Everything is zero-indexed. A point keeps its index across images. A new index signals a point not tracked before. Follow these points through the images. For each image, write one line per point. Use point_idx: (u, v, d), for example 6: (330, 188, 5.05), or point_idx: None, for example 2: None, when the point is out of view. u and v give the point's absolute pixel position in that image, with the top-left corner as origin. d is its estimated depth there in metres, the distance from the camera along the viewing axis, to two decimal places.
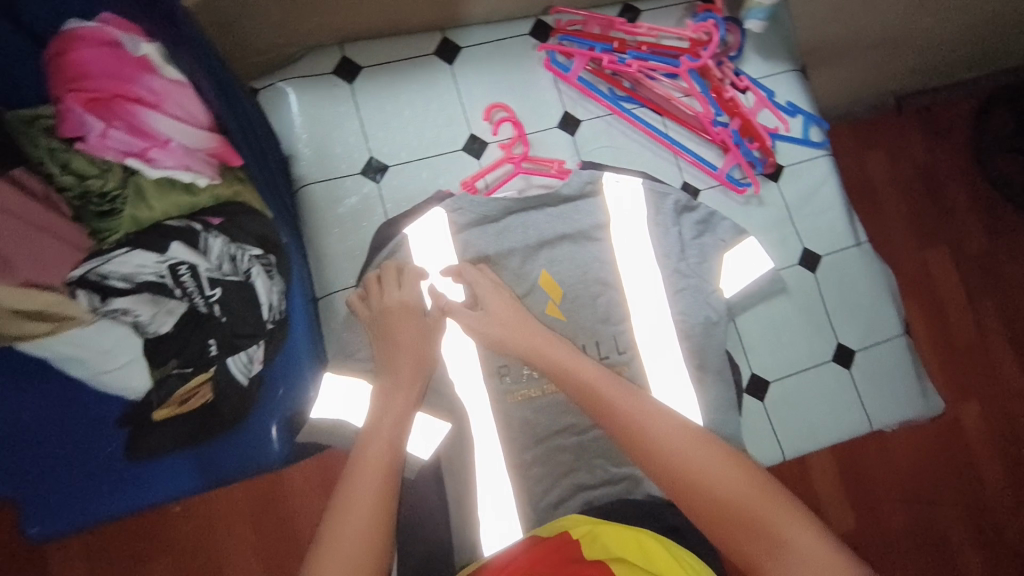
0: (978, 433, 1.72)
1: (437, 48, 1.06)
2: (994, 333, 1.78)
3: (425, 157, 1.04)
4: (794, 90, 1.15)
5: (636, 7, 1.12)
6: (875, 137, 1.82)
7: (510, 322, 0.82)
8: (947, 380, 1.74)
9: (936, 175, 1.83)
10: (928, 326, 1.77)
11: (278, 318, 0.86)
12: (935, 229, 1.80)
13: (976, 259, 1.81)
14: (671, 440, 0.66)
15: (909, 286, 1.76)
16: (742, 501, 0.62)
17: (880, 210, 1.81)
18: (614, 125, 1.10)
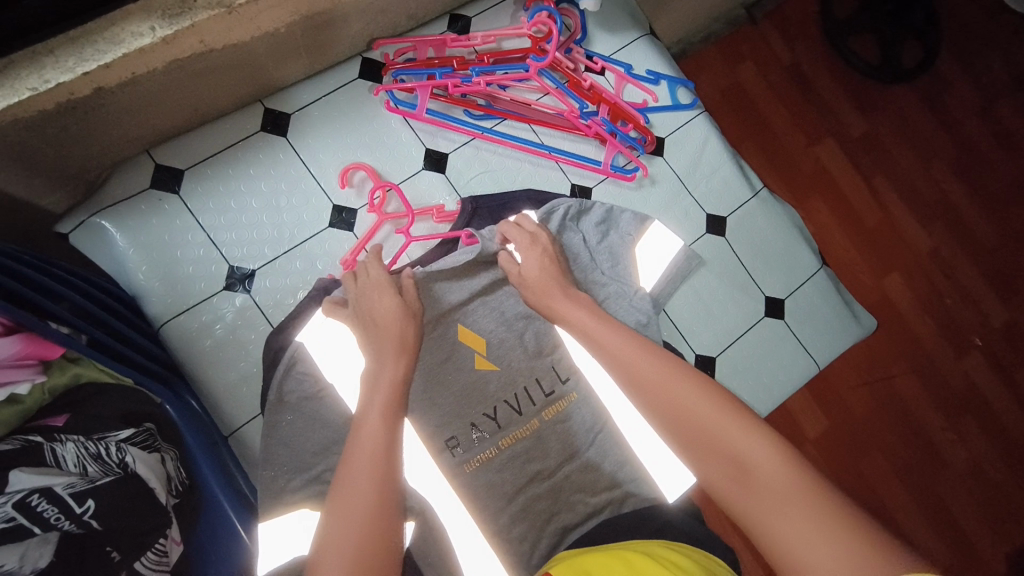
0: (908, 304, 1.82)
1: (263, 122, 0.94)
2: (895, 206, 1.89)
3: (294, 246, 0.92)
4: (649, 56, 1.12)
5: (464, 15, 1.05)
6: (741, 52, 1.88)
7: (546, 283, 0.83)
8: (870, 264, 1.83)
9: (805, 73, 1.92)
10: (839, 220, 1.84)
11: (183, 487, 0.76)
12: (818, 124, 1.89)
13: (859, 145, 1.91)
14: (637, 360, 0.65)
15: (811, 182, 1.85)
16: (700, 412, 0.58)
17: (764, 125, 1.86)
18: (482, 148, 1.02)
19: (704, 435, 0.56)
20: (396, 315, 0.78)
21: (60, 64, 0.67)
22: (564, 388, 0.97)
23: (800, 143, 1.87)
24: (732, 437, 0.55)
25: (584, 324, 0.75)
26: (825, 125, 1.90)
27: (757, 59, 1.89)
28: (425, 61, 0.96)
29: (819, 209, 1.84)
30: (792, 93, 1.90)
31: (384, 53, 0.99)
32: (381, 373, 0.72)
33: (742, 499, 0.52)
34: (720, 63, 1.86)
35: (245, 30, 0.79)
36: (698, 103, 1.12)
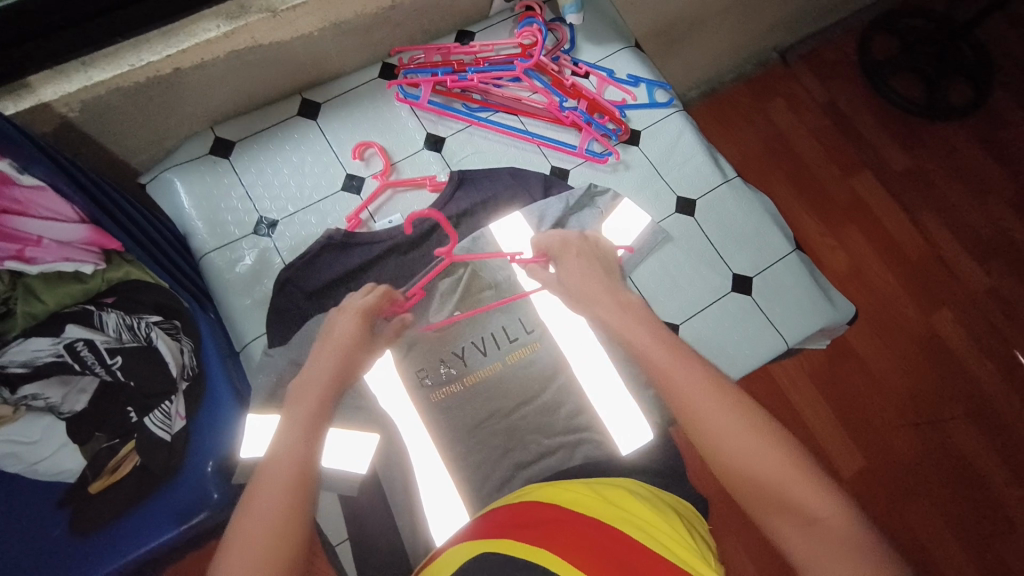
0: (948, 325, 1.92)
1: (299, 109, 1.18)
2: (944, 239, 2.04)
3: (312, 203, 1.14)
4: (632, 63, 1.27)
5: (470, 31, 1.26)
6: (774, 89, 2.23)
7: (587, 280, 0.91)
8: (918, 300, 1.95)
9: (843, 110, 2.22)
10: (880, 254, 2.01)
11: (193, 374, 0.95)
12: (856, 159, 2.15)
13: (900, 177, 2.13)
14: (703, 405, 0.66)
15: (849, 208, 2.07)
16: (776, 471, 0.61)
17: (796, 158, 2.14)
18: (475, 134, 1.20)
19: (777, 492, 0.60)
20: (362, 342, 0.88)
21: (152, 49, 0.96)
22: (529, 337, 1.07)
23: (835, 175, 2.12)
24: (801, 494, 0.59)
25: (642, 344, 0.77)
26: (863, 159, 2.15)
27: (790, 99, 2.22)
28: (431, 62, 1.18)
29: (852, 233, 2.04)
30: (831, 128, 2.19)
31: (400, 58, 1.22)
32: (314, 372, 0.80)
33: (807, 547, 0.58)
34: (751, 101, 2.21)
35: (286, 32, 1.05)
36: (675, 103, 1.25)
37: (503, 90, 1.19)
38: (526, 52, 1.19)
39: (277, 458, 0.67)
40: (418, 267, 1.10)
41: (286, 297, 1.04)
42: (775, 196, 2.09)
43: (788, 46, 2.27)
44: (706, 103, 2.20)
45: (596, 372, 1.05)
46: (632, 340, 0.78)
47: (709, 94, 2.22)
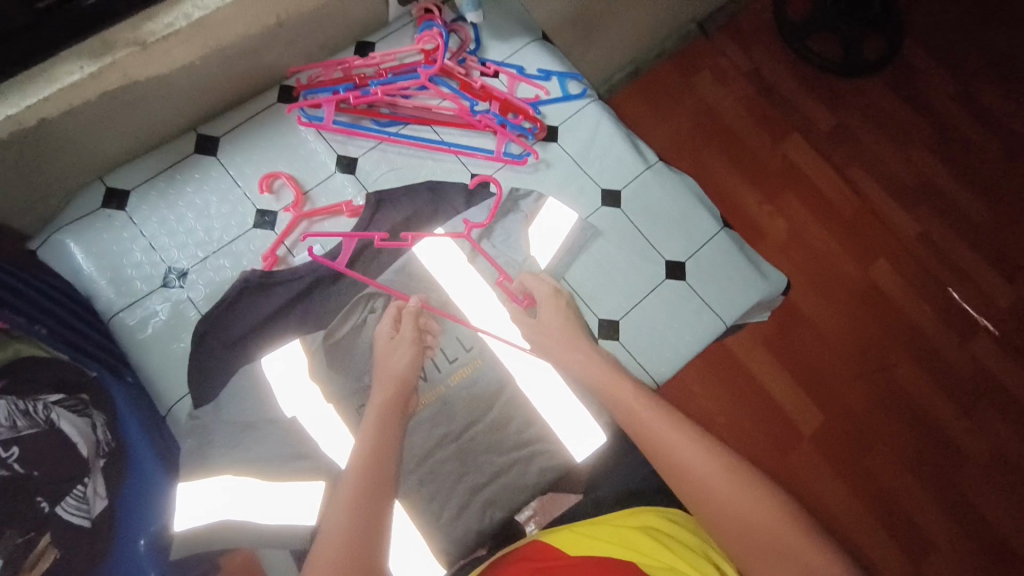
0: (886, 276, 1.99)
1: (196, 146, 1.10)
2: (873, 191, 2.11)
3: (223, 245, 1.07)
4: (541, 56, 1.24)
5: (369, 41, 1.20)
6: (697, 63, 2.25)
7: (564, 333, 0.97)
8: (853, 252, 2.01)
9: (765, 75, 2.26)
10: (814, 212, 2.07)
11: (110, 449, 0.88)
12: (783, 121, 2.19)
13: (825, 136, 2.18)
14: (703, 470, 0.77)
15: (781, 172, 2.12)
16: (739, 506, 0.74)
17: (726, 128, 2.17)
18: (388, 150, 1.15)
19: (739, 525, 0.73)
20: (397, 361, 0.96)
21: (9, 101, 0.86)
22: (468, 355, 1.04)
23: (765, 142, 2.17)
24: (796, 546, 0.70)
25: (624, 397, 0.88)
26: (790, 122, 2.20)
27: (714, 71, 2.25)
28: (331, 80, 1.13)
29: (787, 197, 2.09)
30: (755, 96, 2.23)
31: (298, 78, 1.15)
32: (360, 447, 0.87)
33: None
34: (677, 78, 2.23)
35: (163, 65, 0.96)
36: (590, 93, 1.22)
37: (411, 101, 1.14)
38: (428, 59, 1.14)
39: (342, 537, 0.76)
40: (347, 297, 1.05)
41: (205, 350, 0.99)
42: (710, 170, 2.12)
43: (706, 17, 2.28)
44: (636, 86, 2.22)
45: (537, 379, 1.03)
46: (619, 399, 0.88)
47: (636, 74, 2.23)
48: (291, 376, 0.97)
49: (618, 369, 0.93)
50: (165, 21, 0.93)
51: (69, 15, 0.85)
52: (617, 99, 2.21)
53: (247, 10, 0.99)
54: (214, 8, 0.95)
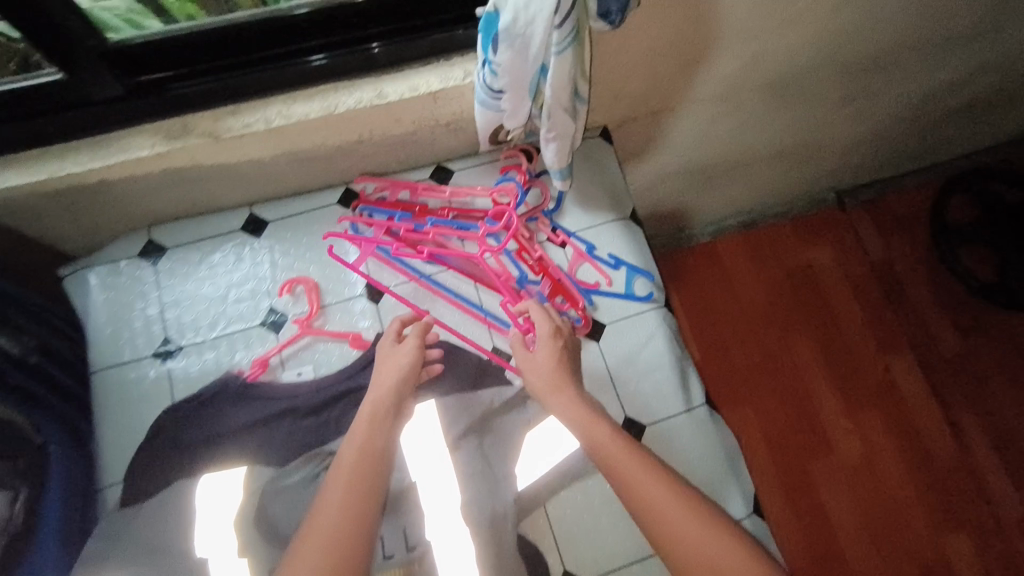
0: (960, 549, 1.70)
1: (243, 223, 1.08)
2: (981, 450, 1.79)
3: (228, 331, 1.02)
4: (617, 240, 1.11)
5: (447, 167, 1.13)
6: (821, 235, 2.01)
7: (557, 373, 0.91)
8: (926, 514, 1.73)
9: (895, 271, 1.98)
10: (896, 449, 1.80)
11: (19, 528, 0.86)
12: (898, 334, 1.91)
13: (947, 369, 1.87)
14: (673, 518, 0.76)
15: (873, 393, 1.85)
16: (716, 557, 0.73)
17: (828, 317, 1.93)
18: (418, 291, 1.07)
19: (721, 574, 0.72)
20: (395, 362, 0.91)
21: (76, 159, 0.88)
22: (407, 555, 0.90)
23: (871, 354, 1.90)
24: None
25: (597, 437, 0.84)
26: (909, 342, 1.90)
27: (840, 260, 2.00)
28: (392, 203, 1.07)
29: (873, 425, 1.82)
30: (879, 299, 1.95)
31: (363, 189, 1.11)
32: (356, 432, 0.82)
33: None
34: (792, 243, 2.01)
35: (231, 155, 0.94)
36: (655, 298, 1.08)
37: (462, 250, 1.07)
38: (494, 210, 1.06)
39: (328, 521, 0.72)
40: (310, 437, 0.97)
41: (155, 444, 0.94)
42: (796, 366, 1.88)
43: (850, 190, 2.03)
44: (749, 245, 2.01)
45: None
46: (593, 437, 0.84)
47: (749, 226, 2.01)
48: (225, 504, 0.90)
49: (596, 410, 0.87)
50: (244, 121, 0.90)
51: (158, 95, 0.87)
52: (722, 255, 2.00)
53: (330, 126, 0.94)
54: (296, 120, 0.91)
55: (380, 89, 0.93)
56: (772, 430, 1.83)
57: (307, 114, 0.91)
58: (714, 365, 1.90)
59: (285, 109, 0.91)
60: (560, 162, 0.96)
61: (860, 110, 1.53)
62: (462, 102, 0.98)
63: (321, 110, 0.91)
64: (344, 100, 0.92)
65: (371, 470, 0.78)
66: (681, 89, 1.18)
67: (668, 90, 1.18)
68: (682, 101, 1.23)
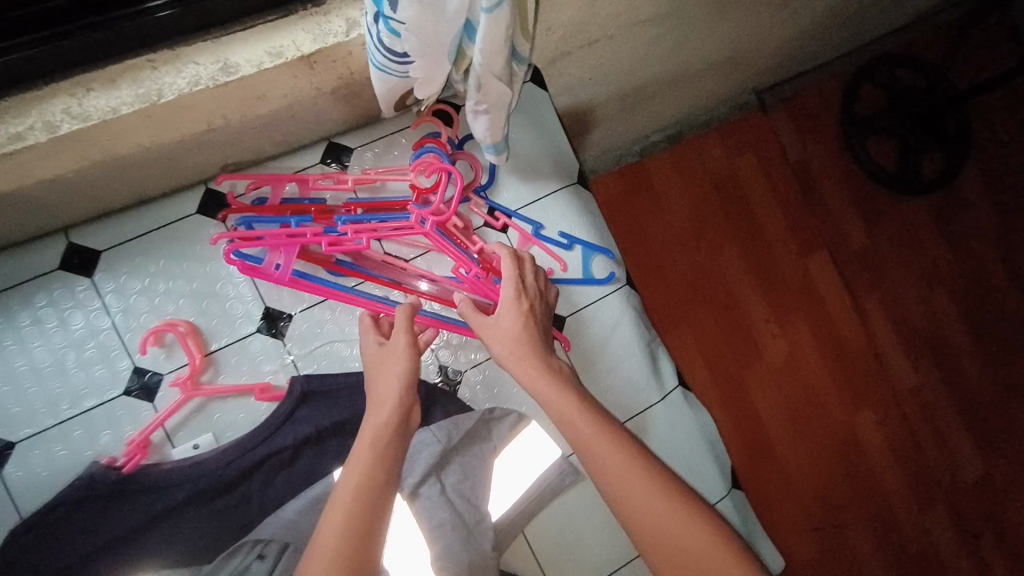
0: (875, 442, 1.58)
1: (62, 259, 0.79)
2: (886, 332, 1.63)
3: (80, 409, 0.77)
4: (567, 215, 0.94)
5: (342, 144, 0.87)
6: (742, 139, 1.65)
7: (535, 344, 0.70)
8: (842, 400, 1.59)
9: (810, 168, 1.66)
10: (818, 346, 1.60)
11: None
12: (813, 227, 1.64)
13: (858, 262, 1.65)
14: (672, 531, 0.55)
15: (791, 292, 1.61)
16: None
17: (746, 211, 1.62)
18: (337, 312, 0.85)
19: None
20: (387, 359, 0.69)
21: None
22: None
23: (792, 252, 1.63)
24: None
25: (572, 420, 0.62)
26: (825, 235, 1.65)
27: (761, 151, 1.65)
28: (277, 207, 0.80)
29: (799, 328, 1.60)
30: (793, 190, 1.65)
31: (229, 187, 0.82)
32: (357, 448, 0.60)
33: None
34: (716, 147, 1.63)
35: (4, 179, 0.64)
36: (616, 277, 0.95)
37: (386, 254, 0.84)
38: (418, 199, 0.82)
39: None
40: (229, 523, 0.76)
41: None
42: (720, 270, 1.59)
43: (767, 85, 1.67)
44: (670, 150, 1.62)
45: None
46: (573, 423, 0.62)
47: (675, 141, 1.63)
48: None
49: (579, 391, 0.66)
50: (9, 130, 0.60)
51: None
52: (642, 164, 1.60)
53: (157, 120, 0.66)
54: (95, 121, 0.61)
55: (223, 59, 0.64)
56: (701, 348, 1.56)
57: (115, 110, 0.62)
58: (652, 284, 1.57)
59: (75, 105, 0.61)
60: (494, 137, 0.75)
61: (800, 13, 1.34)
62: (350, 63, 0.71)
63: (136, 102, 0.62)
64: (169, 82, 0.63)
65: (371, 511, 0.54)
66: (618, 12, 0.95)
67: (606, 18, 0.95)
68: (621, 26, 1.01)
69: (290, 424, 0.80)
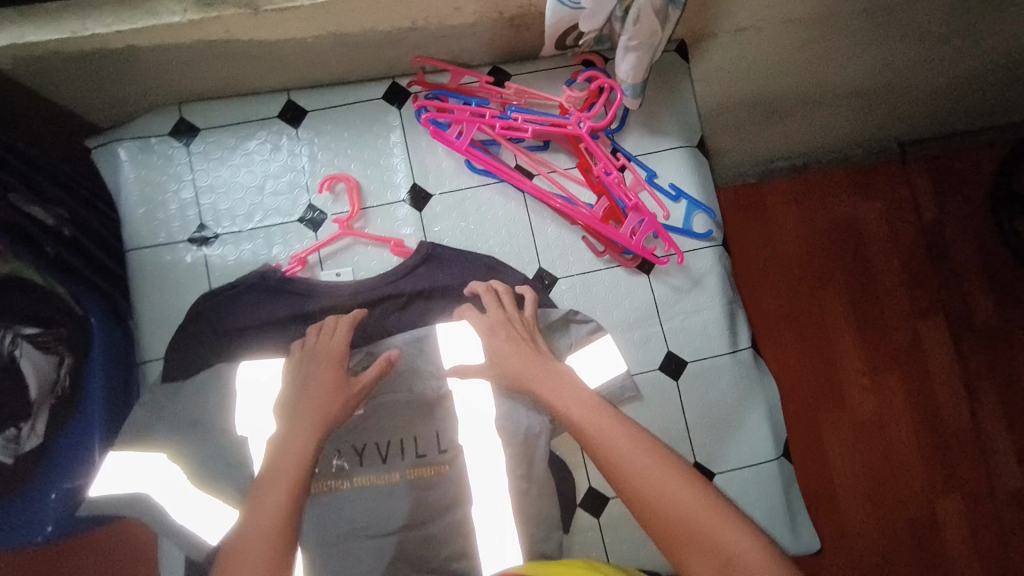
0: (953, 529, 1.50)
1: (281, 110, 1.02)
2: (992, 418, 1.56)
3: (264, 225, 1.00)
4: (680, 170, 1.04)
5: (505, 70, 1.04)
6: (875, 188, 1.64)
7: (512, 356, 0.88)
8: (925, 473, 1.52)
9: (942, 230, 1.63)
10: (911, 414, 1.55)
11: (65, 392, 0.87)
12: (932, 293, 1.60)
13: (977, 337, 1.59)
14: (629, 459, 0.69)
15: (892, 353, 1.57)
16: (678, 498, 0.65)
17: (864, 261, 1.61)
18: (468, 200, 1.02)
19: (683, 521, 0.64)
20: (334, 383, 0.85)
21: (102, 19, 0.81)
22: (439, 456, 0.94)
23: (902, 310, 1.59)
24: (717, 534, 0.62)
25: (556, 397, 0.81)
26: (942, 299, 1.60)
27: (891, 202, 1.63)
28: (463, 91, 0.99)
29: (893, 386, 1.56)
30: (917, 248, 1.62)
31: (421, 71, 1.01)
32: (290, 444, 0.77)
33: None
34: (845, 188, 1.63)
35: (269, 32, 0.87)
36: (713, 236, 1.03)
37: (527, 156, 1.00)
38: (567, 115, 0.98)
39: (254, 526, 0.69)
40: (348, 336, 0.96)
41: (196, 331, 0.94)
42: (823, 312, 1.57)
43: (914, 138, 1.64)
44: (794, 179, 1.62)
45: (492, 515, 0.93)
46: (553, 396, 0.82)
47: (798, 171, 1.62)
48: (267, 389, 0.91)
49: (560, 376, 0.84)
50: None
51: None
52: (761, 185, 1.61)
53: (382, 7, 0.86)
54: None
55: None
56: (786, 384, 1.55)
57: None
58: (755, 301, 1.57)
59: None
60: (634, 78, 0.89)
61: (960, 53, 1.32)
62: None
63: None
64: None
65: (294, 486, 0.73)
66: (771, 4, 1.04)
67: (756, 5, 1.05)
68: (769, 18, 1.10)
69: (410, 277, 0.98)
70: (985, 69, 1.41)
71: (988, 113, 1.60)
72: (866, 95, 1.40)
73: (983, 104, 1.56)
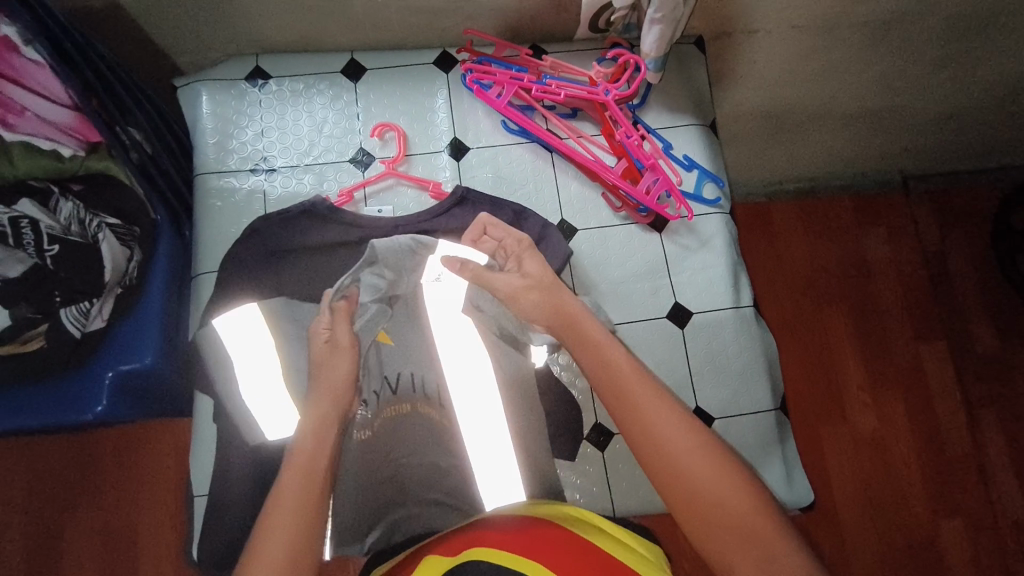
0: (957, 555, 1.51)
1: (344, 66, 1.15)
2: (994, 445, 1.59)
3: (316, 162, 1.12)
4: (693, 144, 1.15)
5: (543, 48, 1.18)
6: (879, 217, 1.71)
7: (550, 287, 0.86)
8: (925, 489, 1.55)
9: (944, 258, 1.71)
10: (913, 436, 1.58)
11: (130, 283, 1.00)
12: (934, 318, 1.66)
13: (981, 368, 1.65)
14: (678, 445, 0.66)
15: (894, 377, 1.62)
16: (728, 497, 0.63)
17: (868, 286, 1.67)
18: (501, 154, 1.14)
19: (733, 520, 0.62)
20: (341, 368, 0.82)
21: None
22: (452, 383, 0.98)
23: (904, 333, 1.65)
24: (768, 539, 0.61)
25: (598, 366, 0.75)
26: (944, 325, 1.66)
27: (892, 229, 1.71)
28: (506, 60, 1.12)
29: (895, 407, 1.60)
30: (921, 273, 1.69)
31: (470, 42, 1.15)
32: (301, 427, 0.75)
33: None
34: (851, 216, 1.71)
35: None
36: (721, 204, 1.13)
37: (557, 120, 1.12)
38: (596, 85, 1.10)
39: (277, 513, 0.65)
40: None
41: (249, 246, 1.03)
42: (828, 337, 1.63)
43: (918, 175, 1.73)
44: (798, 202, 1.72)
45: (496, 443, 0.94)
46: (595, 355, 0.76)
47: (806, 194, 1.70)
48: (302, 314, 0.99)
49: (601, 333, 0.80)
50: None
51: None
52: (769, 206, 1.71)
53: None
54: None
55: None
56: (790, 395, 1.60)
57: None
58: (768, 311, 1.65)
59: None
60: (657, 50, 1.02)
61: (964, 82, 1.41)
62: None
63: None
64: None
65: (313, 471, 0.70)
66: (780, 9, 1.18)
67: (767, 8, 1.18)
68: (780, 23, 1.22)
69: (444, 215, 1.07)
70: (988, 102, 1.49)
71: (994, 148, 1.66)
72: (872, 117, 1.49)
73: (987, 139, 1.63)
